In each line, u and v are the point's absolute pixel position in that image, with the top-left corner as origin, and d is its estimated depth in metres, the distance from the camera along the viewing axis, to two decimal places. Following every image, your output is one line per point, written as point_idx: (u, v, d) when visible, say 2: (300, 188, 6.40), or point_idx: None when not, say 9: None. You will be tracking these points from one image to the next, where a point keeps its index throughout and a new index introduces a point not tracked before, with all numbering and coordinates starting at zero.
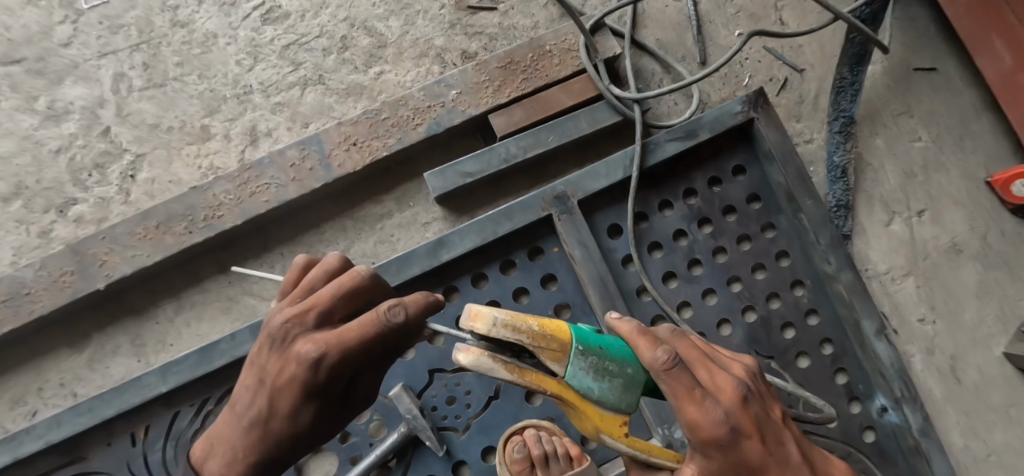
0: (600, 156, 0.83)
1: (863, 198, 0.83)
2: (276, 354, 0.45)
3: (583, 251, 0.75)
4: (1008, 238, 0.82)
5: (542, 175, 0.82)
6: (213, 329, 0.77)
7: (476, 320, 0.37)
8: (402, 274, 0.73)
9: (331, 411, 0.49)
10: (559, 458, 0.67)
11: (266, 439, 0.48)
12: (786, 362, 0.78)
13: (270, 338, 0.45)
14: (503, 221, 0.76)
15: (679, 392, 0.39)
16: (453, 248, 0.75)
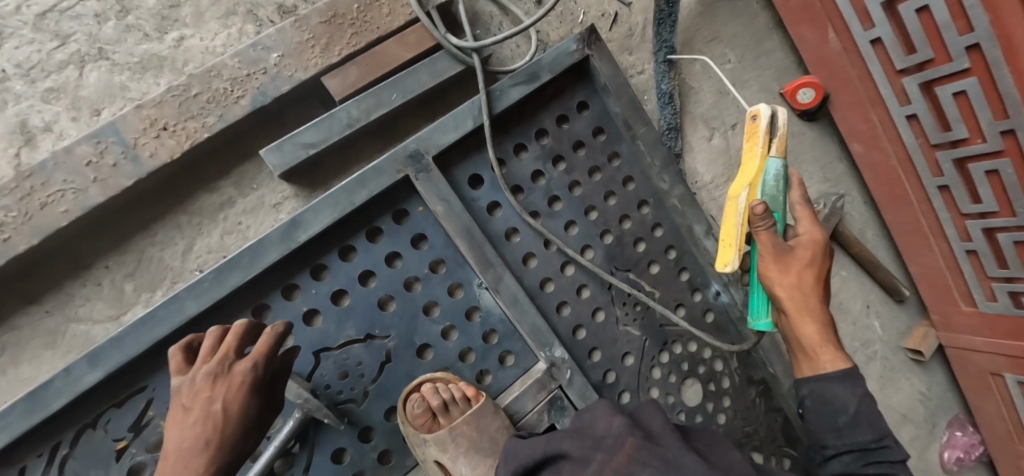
0: (449, 109, 0.82)
1: (688, 119, 0.94)
2: (215, 386, 0.57)
3: (445, 206, 0.76)
4: (796, 138, 0.99)
5: (393, 136, 0.80)
6: (40, 368, 0.66)
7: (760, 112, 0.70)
8: (257, 264, 0.68)
9: (259, 418, 0.61)
10: (456, 403, 0.77)
11: (213, 447, 0.57)
12: (640, 272, 0.88)
13: (203, 383, 0.57)
14: (358, 189, 0.72)
15: (804, 207, 0.73)
16: (310, 226, 0.70)
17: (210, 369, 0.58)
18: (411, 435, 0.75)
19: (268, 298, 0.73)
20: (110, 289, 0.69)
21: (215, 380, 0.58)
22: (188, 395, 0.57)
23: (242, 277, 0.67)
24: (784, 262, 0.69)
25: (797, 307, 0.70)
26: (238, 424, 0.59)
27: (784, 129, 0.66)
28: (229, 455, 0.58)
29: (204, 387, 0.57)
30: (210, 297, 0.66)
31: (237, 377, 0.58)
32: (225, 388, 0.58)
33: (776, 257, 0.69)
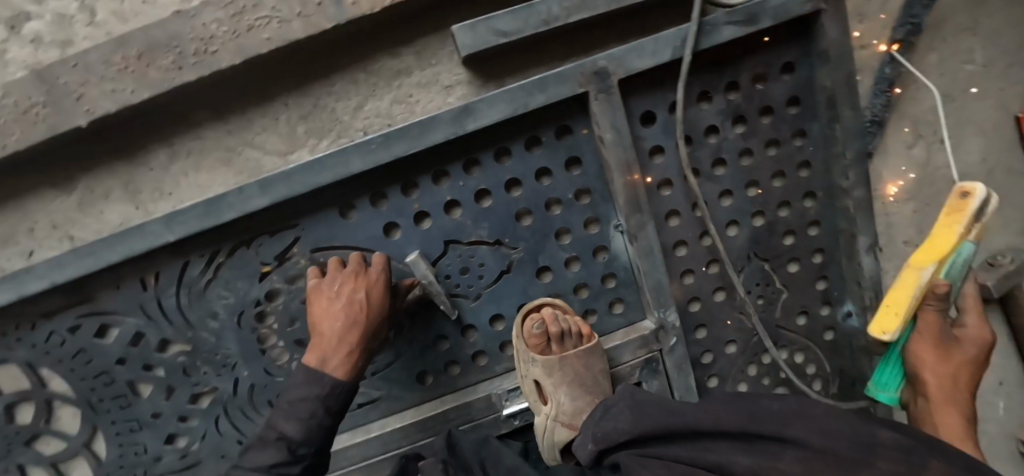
0: (645, 32, 0.75)
1: (896, 116, 0.82)
2: (356, 282, 0.70)
3: (614, 135, 0.72)
4: (1010, 173, 0.85)
5: (578, 46, 0.75)
6: (213, 180, 0.71)
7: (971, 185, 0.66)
8: (423, 139, 0.68)
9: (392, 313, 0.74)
10: (572, 335, 0.74)
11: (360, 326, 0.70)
12: (778, 265, 0.85)
13: (347, 279, 0.70)
14: (536, 93, 0.69)
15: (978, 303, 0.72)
16: (480, 117, 0.69)
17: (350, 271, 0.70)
18: (520, 352, 0.74)
19: (418, 177, 0.73)
20: (285, 125, 0.71)
21: (357, 276, 0.70)
22: (331, 293, 0.69)
23: (406, 148, 0.67)
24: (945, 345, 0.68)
25: (944, 391, 0.68)
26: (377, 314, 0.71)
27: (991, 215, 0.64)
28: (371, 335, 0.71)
29: (344, 286, 0.69)
30: (375, 159, 0.67)
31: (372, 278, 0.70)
32: (362, 287, 0.69)
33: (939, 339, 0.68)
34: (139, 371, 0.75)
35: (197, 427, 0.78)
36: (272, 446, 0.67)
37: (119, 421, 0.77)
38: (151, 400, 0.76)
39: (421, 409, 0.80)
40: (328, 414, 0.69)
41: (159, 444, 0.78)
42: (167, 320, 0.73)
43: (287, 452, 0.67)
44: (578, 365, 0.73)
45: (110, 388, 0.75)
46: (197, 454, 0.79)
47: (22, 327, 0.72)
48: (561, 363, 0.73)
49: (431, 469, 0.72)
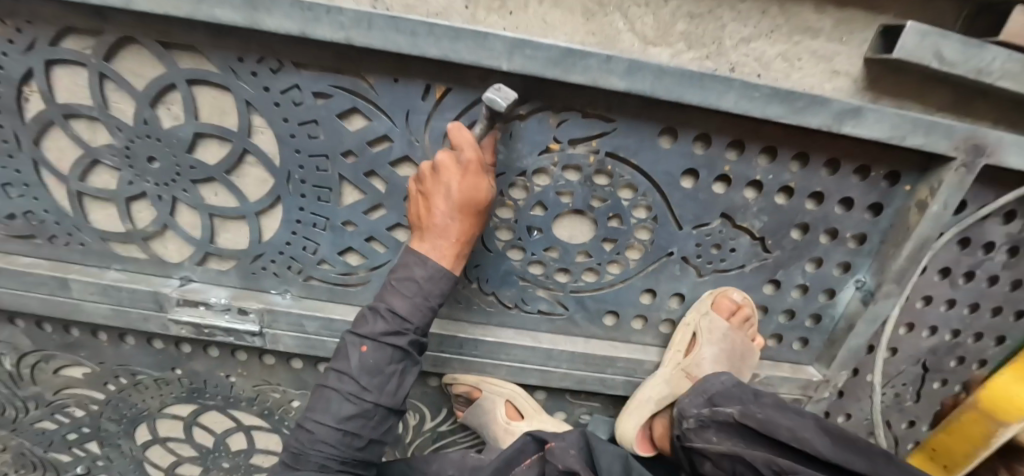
0: (1016, 129, 0.67)
1: None
2: (465, 187, 0.56)
3: (940, 211, 0.66)
4: None
5: (961, 105, 0.66)
6: (560, 25, 0.60)
7: None
8: (796, 118, 0.60)
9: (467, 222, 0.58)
10: (744, 329, 0.76)
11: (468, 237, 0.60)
12: (929, 378, 0.90)
13: (466, 189, 0.56)
14: (920, 133, 0.61)
15: None
16: (861, 126, 0.60)
17: (463, 159, 0.55)
18: (700, 306, 0.75)
19: (750, 143, 0.64)
20: (668, 15, 0.59)
21: (474, 186, 0.56)
22: (439, 181, 0.56)
23: (783, 113, 0.59)
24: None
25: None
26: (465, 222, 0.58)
27: None
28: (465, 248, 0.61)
29: (455, 172, 0.55)
30: (747, 108, 0.59)
31: (480, 165, 0.56)
32: (472, 178, 0.56)
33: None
34: (360, 174, 0.66)
35: (379, 255, 0.71)
36: (381, 317, 0.60)
37: (307, 210, 0.68)
38: (352, 208, 0.68)
39: (591, 344, 0.77)
40: (435, 304, 0.61)
41: (331, 251, 0.71)
42: (424, 142, 0.64)
43: (398, 326, 0.60)
44: (739, 346, 0.76)
45: (320, 174, 0.66)
46: (362, 280, 0.73)
47: (267, 63, 0.59)
48: (729, 337, 0.74)
49: (561, 453, 0.67)
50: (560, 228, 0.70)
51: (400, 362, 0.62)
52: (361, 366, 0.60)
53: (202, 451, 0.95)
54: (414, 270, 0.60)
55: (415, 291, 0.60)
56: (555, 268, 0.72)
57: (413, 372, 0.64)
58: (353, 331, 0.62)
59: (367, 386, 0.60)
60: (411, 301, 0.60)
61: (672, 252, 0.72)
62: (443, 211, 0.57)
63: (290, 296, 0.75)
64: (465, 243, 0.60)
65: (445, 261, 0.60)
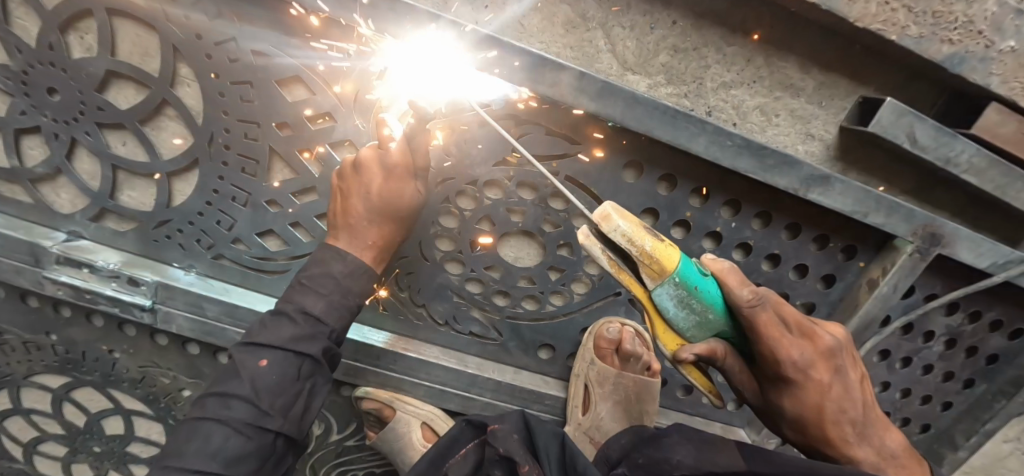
0: (975, 228, 0.66)
1: None
2: (383, 191, 0.53)
3: (889, 293, 0.65)
4: None
5: (923, 191, 0.64)
6: (537, 32, 0.55)
7: (604, 220, 0.39)
8: (763, 175, 0.57)
9: (388, 223, 0.56)
10: (638, 362, 0.70)
11: (391, 236, 0.57)
12: None
13: (386, 193, 0.54)
14: (881, 212, 0.59)
15: (769, 321, 0.43)
16: (827, 195, 0.58)
17: (388, 161, 0.53)
18: (583, 349, 0.69)
19: (714, 192, 0.61)
20: (651, 44, 0.56)
21: (395, 193, 0.54)
22: (359, 178, 0.54)
23: (751, 168, 0.56)
24: (776, 376, 0.47)
25: (820, 407, 0.47)
26: (387, 223, 0.56)
27: (641, 262, 0.39)
28: (386, 246, 0.57)
29: (379, 169, 0.54)
30: (716, 155, 0.55)
31: (407, 168, 0.54)
32: (393, 181, 0.54)
33: (766, 338, 0.43)
34: (293, 151, 0.59)
35: (303, 245, 0.64)
36: (290, 321, 0.53)
37: (226, 181, 0.61)
38: (279, 187, 0.61)
39: (520, 375, 0.72)
40: (354, 303, 0.56)
41: (249, 231, 0.64)
42: (371, 128, 0.57)
43: (311, 330, 0.53)
44: (627, 388, 0.70)
45: (248, 143, 0.58)
46: (280, 268, 0.66)
47: (203, 9, 0.52)
48: (615, 378, 0.69)
49: (505, 436, 0.54)
50: (505, 247, 0.65)
51: (307, 379, 0.53)
52: (261, 386, 0.51)
53: (70, 431, 0.84)
54: (333, 266, 0.55)
55: (333, 287, 0.54)
56: (493, 289, 0.66)
57: (322, 393, 0.56)
58: (246, 341, 0.53)
59: (269, 410, 0.51)
60: (328, 300, 0.54)
61: (620, 293, 0.67)
62: (363, 211, 0.54)
63: (194, 273, 0.66)
64: (386, 243, 0.57)
65: (364, 261, 0.56)
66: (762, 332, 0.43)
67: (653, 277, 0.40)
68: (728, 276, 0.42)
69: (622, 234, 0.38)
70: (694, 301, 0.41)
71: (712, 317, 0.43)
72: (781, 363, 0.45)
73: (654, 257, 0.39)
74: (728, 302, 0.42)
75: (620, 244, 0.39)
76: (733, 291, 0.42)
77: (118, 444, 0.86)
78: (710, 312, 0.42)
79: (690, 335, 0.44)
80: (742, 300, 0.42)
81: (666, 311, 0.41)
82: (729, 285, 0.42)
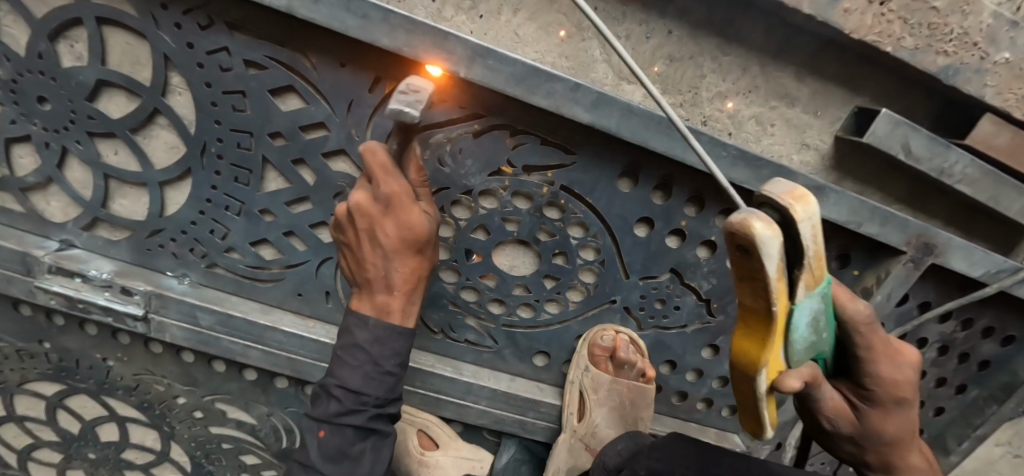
0: (969, 236, 0.66)
1: None
2: (395, 230, 0.53)
3: (883, 302, 0.65)
4: None
5: (918, 201, 0.64)
6: (532, 42, 0.55)
7: (794, 202, 0.34)
8: (759, 185, 0.56)
9: (409, 256, 0.55)
10: (633, 369, 0.70)
11: (411, 278, 0.57)
12: None
13: (399, 229, 0.53)
14: (875, 222, 0.59)
15: (884, 342, 0.45)
16: (822, 205, 0.58)
17: (382, 196, 0.51)
18: (577, 356, 0.70)
19: (710, 201, 0.60)
20: (647, 54, 0.56)
21: (399, 224, 0.53)
22: (365, 229, 0.53)
23: (747, 178, 0.56)
24: (884, 398, 0.48)
25: (907, 421, 0.51)
26: (405, 262, 0.55)
27: (810, 268, 0.35)
28: (411, 290, 0.57)
29: (383, 216, 0.52)
30: (712, 165, 0.55)
31: (407, 195, 0.52)
32: (402, 214, 0.52)
33: (886, 358, 0.45)
34: (286, 160, 0.58)
35: (297, 253, 0.64)
36: (333, 399, 0.58)
37: (220, 190, 0.60)
38: (272, 196, 0.60)
39: (515, 383, 0.71)
40: (390, 367, 0.58)
41: (242, 240, 0.63)
42: (365, 137, 0.57)
43: (353, 403, 0.57)
44: (620, 394, 0.72)
45: (240, 152, 0.58)
46: (274, 277, 0.65)
47: (195, 17, 0.51)
48: (609, 384, 0.72)
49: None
50: (501, 256, 0.65)
51: (364, 440, 0.59)
52: (323, 454, 0.58)
53: (64, 438, 0.84)
54: (359, 336, 0.57)
55: (364, 359, 0.57)
56: (489, 297, 0.66)
57: (387, 446, 0.61)
58: (311, 413, 0.60)
59: (332, 474, 0.58)
60: (362, 371, 0.57)
61: (615, 300, 0.67)
62: (381, 262, 0.55)
63: (187, 282, 0.66)
64: (417, 285, 0.58)
65: (393, 323, 0.58)
66: (879, 349, 0.45)
67: (807, 284, 0.37)
68: (837, 293, 0.42)
69: (813, 226, 0.34)
70: (819, 319, 0.40)
71: (820, 340, 0.42)
72: (897, 385, 0.48)
73: (821, 263, 0.36)
74: (845, 321, 0.43)
75: (807, 239, 0.34)
76: (849, 307, 0.42)
77: (112, 451, 0.86)
78: (816, 331, 0.41)
79: (794, 362, 0.40)
80: (865, 321, 0.43)
81: (796, 327, 0.38)
82: (846, 304, 0.42)
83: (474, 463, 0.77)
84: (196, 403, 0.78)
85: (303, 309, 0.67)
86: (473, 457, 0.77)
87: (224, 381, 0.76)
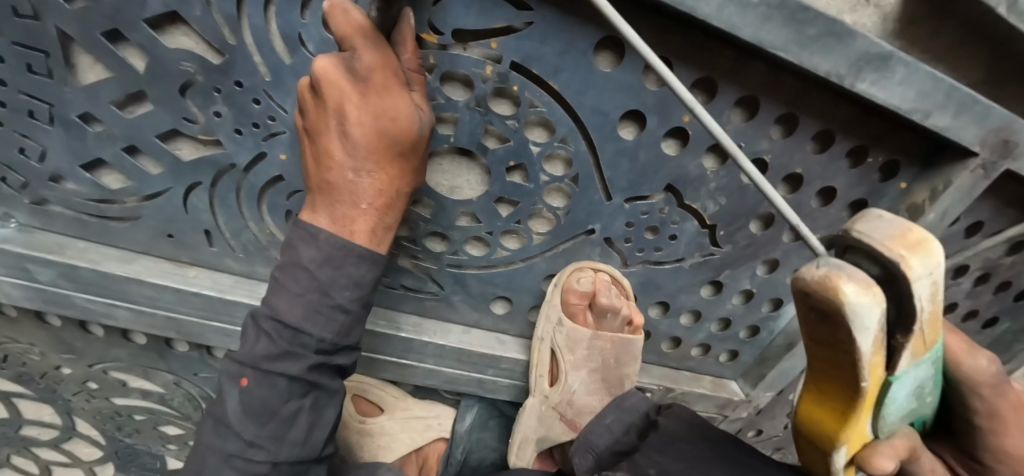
0: None
1: None
2: (373, 108, 0.36)
3: (936, 221, 0.51)
4: None
5: (990, 82, 0.49)
6: None
7: (909, 250, 0.26)
8: (798, 56, 0.39)
9: (401, 163, 0.40)
10: (617, 317, 0.57)
11: (394, 190, 0.41)
12: None
13: (380, 114, 0.37)
14: (948, 111, 0.43)
15: (1010, 404, 0.34)
16: (883, 86, 0.41)
17: (356, 62, 0.35)
18: (548, 306, 0.55)
19: (724, 86, 0.43)
20: None
21: (383, 102, 0.36)
22: (326, 104, 0.36)
23: (780, 44, 0.38)
24: (991, 467, 0.38)
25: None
26: (384, 166, 0.39)
27: (921, 325, 0.28)
28: (395, 204, 0.42)
29: (354, 86, 0.35)
30: (733, 22, 0.36)
31: (388, 70, 0.36)
32: (383, 89, 0.36)
33: (1014, 427, 0.35)
34: (94, 34, 0.38)
35: (152, 179, 0.46)
36: (262, 335, 0.42)
37: (13, 88, 0.41)
38: (92, 96, 0.41)
39: (469, 336, 0.57)
40: (344, 299, 0.42)
41: (69, 163, 0.45)
42: None
43: (288, 347, 0.42)
44: (602, 350, 0.58)
45: (23, 25, 0.38)
46: (129, 212, 0.48)
47: None
48: (588, 340, 0.58)
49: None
50: (435, 173, 0.47)
51: (302, 397, 0.44)
52: (241, 410, 0.43)
53: None
54: (304, 252, 0.41)
55: (309, 284, 0.41)
56: (424, 231, 0.50)
57: (329, 406, 0.46)
58: (232, 354, 0.44)
59: (255, 438, 0.43)
60: (304, 302, 0.41)
61: (592, 230, 0.50)
62: (348, 153, 0.38)
63: (13, 224, 0.49)
64: (400, 199, 0.42)
65: (361, 241, 0.41)
66: (1004, 417, 0.35)
67: (914, 351, 0.29)
68: (950, 346, 0.33)
69: (932, 277, 0.26)
70: (925, 384, 0.32)
71: (925, 403, 0.34)
72: (1012, 457, 0.36)
73: (935, 324, 0.29)
74: (956, 377, 0.34)
75: (920, 294, 0.26)
76: (961, 362, 0.33)
77: (5, 430, 0.74)
78: (919, 396, 0.33)
79: (886, 433, 0.33)
80: (985, 377, 0.33)
81: (891, 398, 0.31)
82: (960, 357, 0.34)
83: (426, 422, 0.67)
84: (84, 373, 0.65)
85: (179, 254, 0.51)
86: (426, 416, 0.67)
87: (108, 346, 0.61)
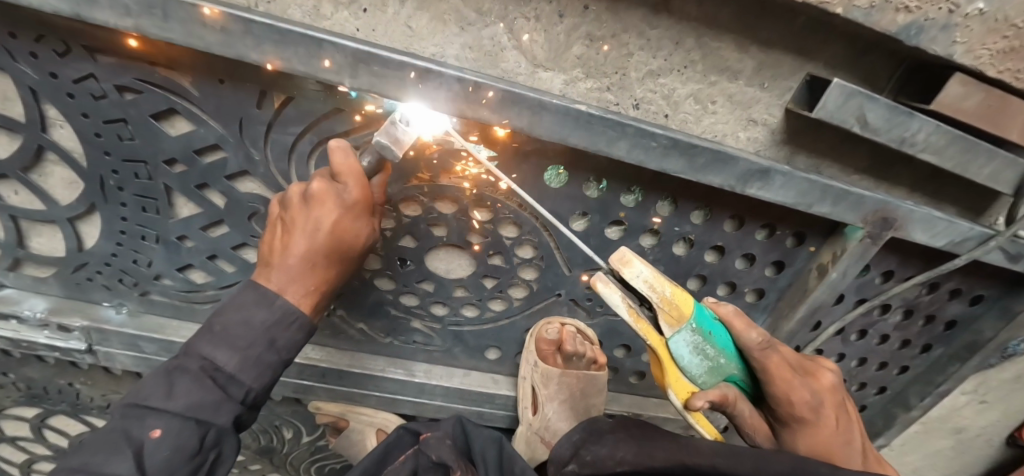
0: (927, 198, 0.62)
1: (997, 381, 0.85)
2: (339, 224, 0.47)
3: (840, 279, 0.62)
4: (987, 443, 0.98)
5: (875, 168, 0.59)
6: (428, 34, 0.47)
7: (623, 264, 0.43)
8: (695, 174, 0.51)
9: (344, 259, 0.50)
10: (583, 359, 0.70)
11: (332, 278, 0.51)
12: None
13: (342, 229, 0.47)
14: (827, 201, 0.54)
15: (775, 362, 0.46)
16: (766, 189, 0.53)
17: (344, 191, 0.46)
18: (526, 352, 0.70)
19: (647, 192, 0.56)
20: (561, 36, 0.48)
21: (348, 219, 0.47)
22: (308, 210, 0.46)
23: (680, 169, 0.51)
24: (788, 416, 0.48)
25: (832, 444, 0.48)
26: (331, 261, 0.49)
27: (659, 302, 0.43)
28: (328, 288, 0.51)
29: (333, 202, 0.46)
30: (641, 158, 0.50)
31: (367, 203, 0.47)
32: (350, 211, 0.47)
33: (780, 378, 0.46)
34: (188, 186, 0.54)
35: (227, 275, 0.62)
36: (191, 381, 0.45)
37: (131, 221, 0.58)
38: (186, 223, 0.57)
39: (469, 378, 0.72)
40: (276, 359, 0.49)
41: (168, 267, 0.61)
42: (264, 157, 0.52)
43: (218, 399, 0.46)
44: (572, 385, 0.72)
45: (142, 182, 0.54)
46: (210, 298, 0.64)
47: (48, 45, 0.45)
48: (559, 377, 0.71)
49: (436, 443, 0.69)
50: (435, 260, 0.62)
51: (208, 450, 0.47)
52: (150, 463, 0.44)
53: (58, 452, 0.89)
54: (256, 314, 0.47)
55: (253, 339, 0.47)
56: (429, 301, 0.64)
57: (224, 464, 0.49)
58: (138, 401, 0.45)
59: None
60: (243, 354, 0.47)
61: (560, 293, 0.64)
62: (305, 248, 0.47)
63: (126, 310, 0.66)
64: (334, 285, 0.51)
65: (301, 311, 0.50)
66: (773, 372, 0.46)
67: (668, 321, 0.43)
68: (733, 323, 0.44)
69: (643, 279, 0.43)
70: (707, 346, 0.45)
71: (723, 362, 0.46)
72: (796, 406, 0.47)
73: (673, 302, 0.43)
74: (739, 345, 0.46)
75: (642, 290, 0.43)
76: (740, 335, 0.45)
77: None
78: (712, 356, 0.45)
79: (701, 383, 0.46)
80: (754, 343, 0.45)
81: (679, 356, 0.44)
82: (738, 330, 0.44)
83: None
84: None
85: None
86: None
87: None
